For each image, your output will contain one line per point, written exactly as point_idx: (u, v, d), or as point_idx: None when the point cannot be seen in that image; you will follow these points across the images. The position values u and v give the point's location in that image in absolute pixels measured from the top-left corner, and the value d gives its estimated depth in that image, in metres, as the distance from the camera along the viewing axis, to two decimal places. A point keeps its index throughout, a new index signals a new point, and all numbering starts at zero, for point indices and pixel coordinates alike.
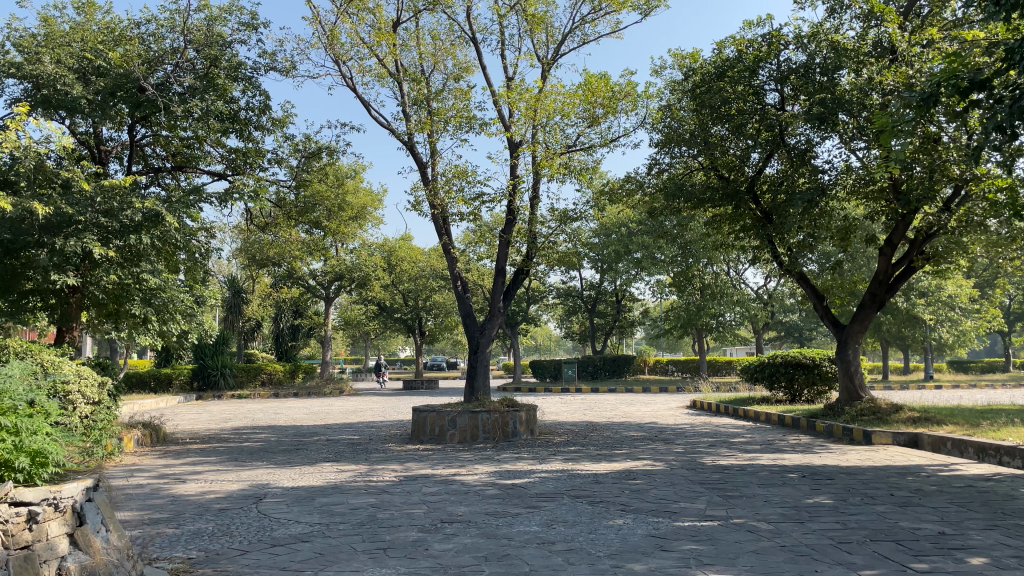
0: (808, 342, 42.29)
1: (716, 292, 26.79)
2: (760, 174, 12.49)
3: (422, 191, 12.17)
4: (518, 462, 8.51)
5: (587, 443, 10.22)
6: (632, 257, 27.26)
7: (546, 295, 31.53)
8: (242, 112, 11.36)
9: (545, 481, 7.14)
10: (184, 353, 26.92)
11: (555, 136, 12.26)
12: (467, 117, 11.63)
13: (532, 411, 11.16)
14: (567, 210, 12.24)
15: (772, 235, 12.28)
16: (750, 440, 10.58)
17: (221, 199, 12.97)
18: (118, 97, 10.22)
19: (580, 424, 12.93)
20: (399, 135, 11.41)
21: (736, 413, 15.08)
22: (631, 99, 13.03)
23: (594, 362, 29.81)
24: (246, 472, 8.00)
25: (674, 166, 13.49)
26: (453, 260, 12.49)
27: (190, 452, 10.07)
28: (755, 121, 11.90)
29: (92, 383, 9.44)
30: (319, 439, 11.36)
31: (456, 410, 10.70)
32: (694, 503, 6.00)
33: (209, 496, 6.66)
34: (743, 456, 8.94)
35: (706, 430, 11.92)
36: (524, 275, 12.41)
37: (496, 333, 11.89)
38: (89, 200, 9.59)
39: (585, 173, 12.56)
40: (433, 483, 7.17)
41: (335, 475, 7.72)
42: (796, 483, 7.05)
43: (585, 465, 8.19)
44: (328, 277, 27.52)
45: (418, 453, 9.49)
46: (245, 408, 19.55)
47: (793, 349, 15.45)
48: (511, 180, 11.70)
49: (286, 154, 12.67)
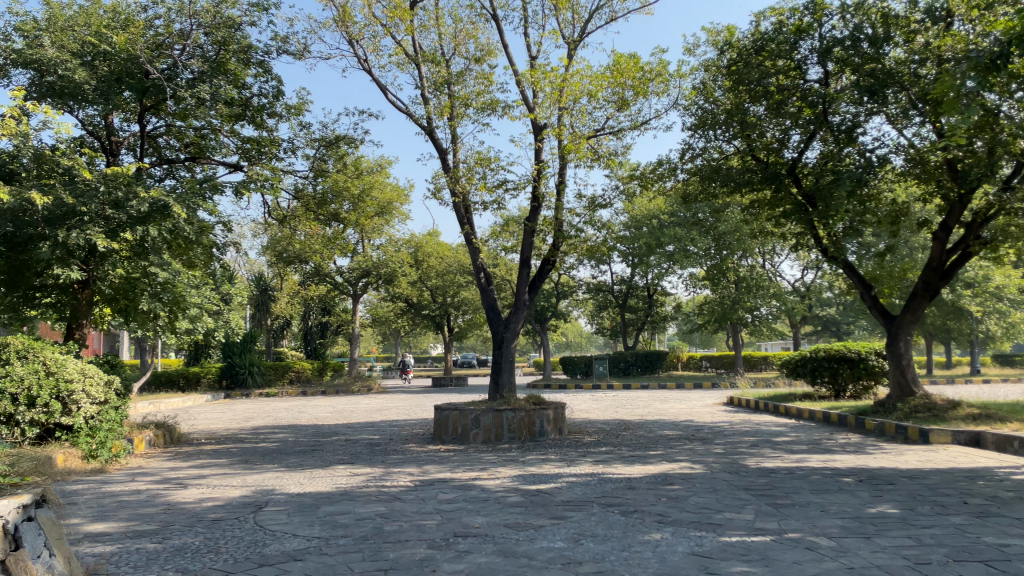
0: (847, 337, 41.10)
1: (752, 285, 25.83)
2: (801, 156, 11.75)
3: (442, 179, 11.58)
4: (545, 465, 7.90)
5: (619, 443, 9.57)
6: (664, 249, 26.41)
7: (577, 290, 30.85)
8: (254, 99, 10.95)
9: (573, 487, 6.52)
10: (212, 351, 26.73)
11: (583, 119, 11.61)
12: (489, 100, 11.04)
13: (561, 409, 10.52)
14: (596, 197, 11.57)
15: (815, 220, 11.51)
16: (795, 440, 9.86)
17: (237, 192, 12.51)
18: (122, 86, 9.82)
19: (612, 423, 12.26)
20: (417, 120, 10.82)
21: (777, 410, 14.30)
22: (663, 80, 12.32)
23: (626, 358, 29.06)
24: (253, 477, 7.48)
25: (709, 149, 12.77)
26: (476, 250, 11.87)
27: (202, 454, 9.59)
28: (796, 99, 11.24)
29: (97, 382, 8.93)
30: (338, 440, 10.85)
31: (479, 409, 10.10)
32: (740, 514, 5.33)
33: (208, 503, 6.13)
34: (790, 458, 8.23)
35: (746, 429, 11.19)
36: (550, 266, 11.78)
37: (521, 327, 11.29)
38: (94, 190, 9.15)
39: (614, 158, 11.90)
40: (451, 488, 6.59)
41: (346, 480, 7.16)
42: (853, 490, 6.35)
43: (616, 468, 7.55)
44: (354, 274, 27.09)
45: (439, 455, 8.92)
46: (270, 407, 19.18)
47: (837, 342, 14.65)
48: (536, 165, 11.05)
49: (302, 143, 12.17)
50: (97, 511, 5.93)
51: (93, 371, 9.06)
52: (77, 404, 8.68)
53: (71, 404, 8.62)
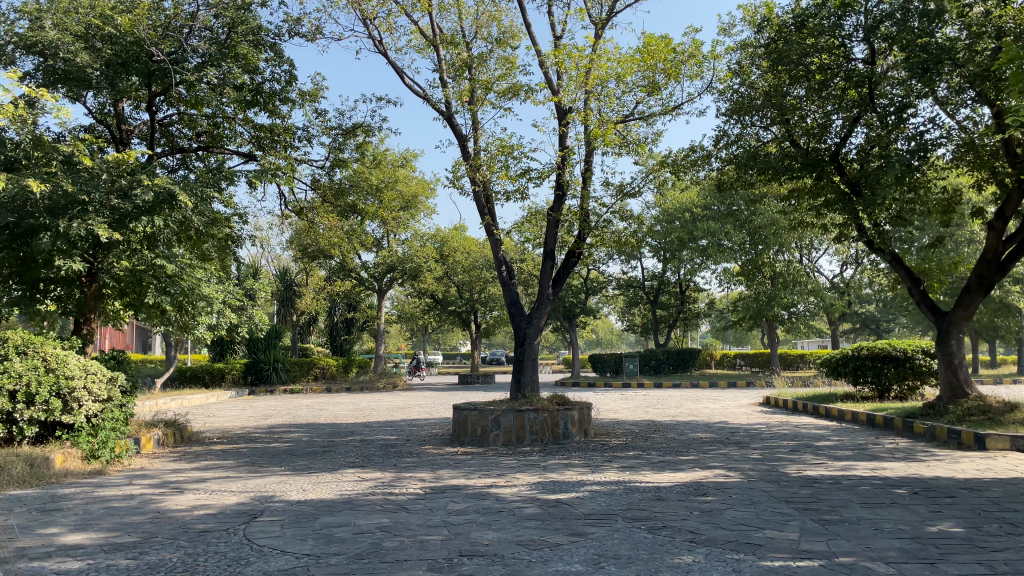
0: (886, 335, 39.94)
1: (789, 281, 24.96)
2: (844, 142, 11.03)
3: (462, 167, 11.04)
4: (567, 470, 7.32)
5: (648, 447, 8.96)
6: (696, 244, 25.66)
7: (606, 286, 30.17)
8: (266, 84, 10.53)
9: (596, 497, 5.95)
10: (238, 346, 26.48)
11: (610, 104, 11.01)
12: (511, 84, 10.49)
13: (586, 409, 9.94)
14: (625, 185, 10.96)
15: (859, 209, 10.79)
16: (838, 445, 9.17)
17: (252, 183, 12.11)
18: (129, 70, 9.47)
19: (641, 424, 11.65)
20: (435, 104, 10.28)
21: (817, 411, 13.56)
22: (696, 62, 11.67)
23: (657, 356, 28.32)
24: (255, 481, 7.01)
25: (745, 135, 12.09)
26: (497, 242, 11.32)
27: (209, 454, 9.18)
28: (840, 79, 10.55)
29: (99, 379, 8.53)
30: (353, 440, 10.39)
31: (500, 409, 9.56)
32: (783, 532, 4.73)
33: (199, 511, 5.66)
34: (834, 465, 7.56)
35: (784, 431, 10.52)
36: (576, 258, 11.20)
37: (545, 322, 10.74)
38: (96, 179, 8.79)
39: (642, 145, 11.28)
40: (463, 497, 6.05)
41: (352, 486, 6.66)
42: (908, 504, 5.69)
43: (644, 475, 6.96)
44: (380, 269, 26.71)
45: (456, 458, 8.38)
46: (291, 405, 18.81)
47: (880, 340, 13.87)
48: (560, 151, 10.48)
49: (318, 132, 11.72)
50: (79, 519, 5.47)
51: (96, 367, 8.67)
52: (79, 402, 8.26)
53: (71, 402, 8.20)
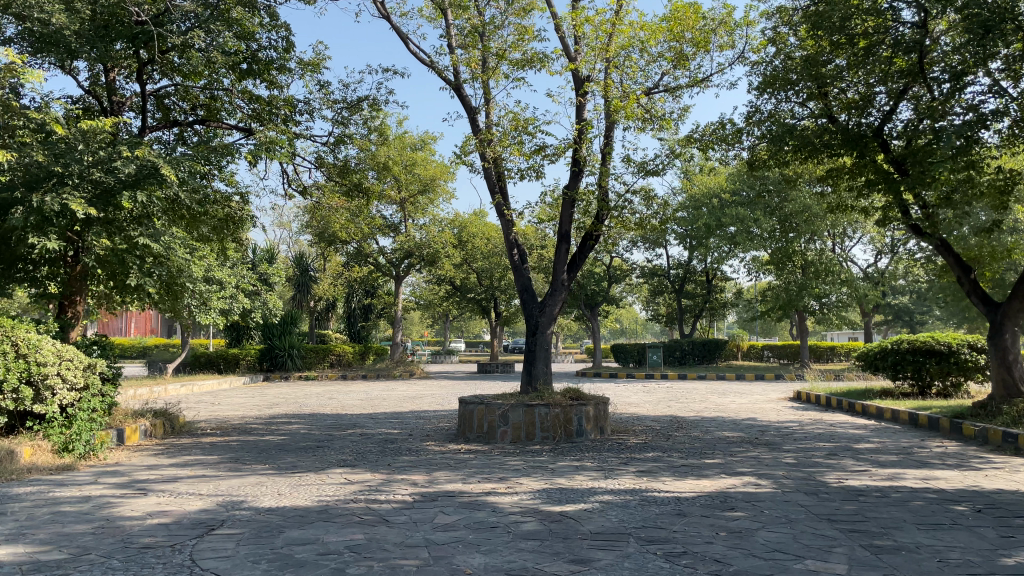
0: (918, 328, 38.69)
1: (820, 271, 23.91)
2: (888, 116, 10.09)
3: (472, 142, 10.23)
4: (577, 475, 6.56)
5: (669, 447, 8.15)
6: (724, 231, 24.63)
7: (630, 274, 29.29)
8: (263, 53, 9.84)
9: (607, 511, 5.18)
10: (254, 332, 26.00)
11: (633, 75, 10.16)
12: (525, 54, 9.67)
13: (603, 405, 9.15)
14: (648, 163, 10.10)
15: (904, 190, 9.85)
16: (880, 448, 8.30)
17: (252, 158, 11.42)
18: (110, 35, 8.87)
19: (663, 420, 10.83)
20: (442, 73, 9.46)
21: (854, 409, 12.64)
22: (727, 30, 10.77)
23: (682, 347, 27.41)
24: (230, 481, 6.35)
25: (778, 112, 11.21)
26: (509, 224, 10.53)
27: (194, 448, 8.53)
28: (886, 47, 9.59)
29: (75, 365, 7.90)
30: (352, 434, 9.69)
31: (508, 404, 8.82)
32: (829, 564, 3.93)
33: (152, 521, 4.98)
34: (880, 473, 6.71)
35: (820, 432, 9.65)
36: (592, 241, 10.38)
37: (558, 310, 9.98)
38: (74, 149, 8.14)
39: (667, 119, 10.40)
40: (455, 507, 5.31)
41: (334, 491, 5.96)
42: (974, 526, 4.85)
43: (663, 483, 6.18)
44: (398, 255, 25.97)
45: (457, 458, 7.65)
46: (301, 392, 18.21)
47: (923, 334, 12.91)
48: (577, 125, 9.67)
49: (320, 106, 10.98)
50: (15, 527, 4.83)
51: (72, 352, 8.04)
52: (52, 390, 7.63)
53: (44, 391, 7.57)
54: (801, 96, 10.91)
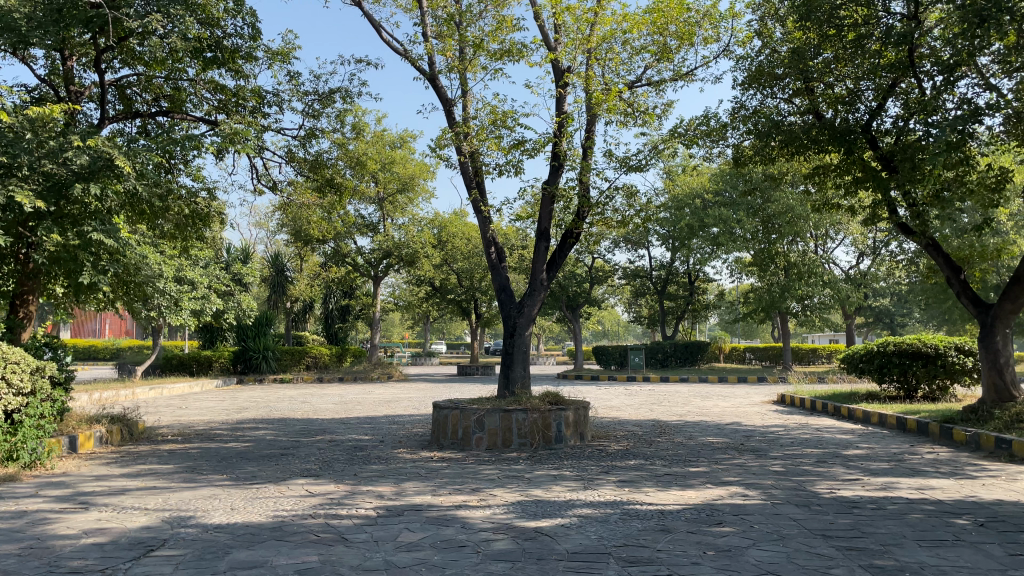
0: (899, 330, 38.70)
1: (803, 272, 23.69)
2: (876, 112, 9.80)
3: (447, 136, 9.82)
4: (555, 486, 6.17)
5: (652, 455, 7.78)
6: (706, 232, 24.35)
7: (612, 276, 28.99)
8: (228, 40, 9.40)
9: (584, 526, 4.79)
10: (227, 334, 25.38)
11: (616, 68, 9.81)
12: (504, 44, 9.28)
13: (583, 410, 8.78)
14: (631, 158, 9.74)
15: (893, 188, 9.56)
16: (871, 455, 7.98)
17: (218, 151, 10.94)
18: (64, 21, 8.31)
19: (645, 425, 10.46)
20: (416, 62, 9.05)
21: (839, 413, 12.36)
22: (712, 23, 10.45)
23: (664, 349, 27.12)
24: (182, 495, 5.90)
25: (764, 107, 10.91)
26: (487, 221, 10.14)
27: (151, 457, 8.06)
28: (875, 40, 9.31)
29: (21, 368, 7.36)
30: (321, 440, 9.25)
31: (484, 409, 8.42)
32: None
33: (87, 540, 4.53)
34: (872, 483, 6.38)
35: (807, 437, 9.32)
36: (572, 240, 10.01)
37: (537, 310, 9.61)
38: (19, 137, 7.65)
39: (650, 114, 10.05)
40: (421, 523, 4.89)
41: (292, 505, 5.53)
42: (978, 543, 4.50)
43: (646, 494, 5.80)
44: (376, 256, 25.47)
45: (428, 467, 7.23)
46: (273, 396, 17.69)
47: (910, 336, 12.65)
48: (557, 118, 9.30)
49: (290, 97, 10.53)
50: None
51: (18, 354, 7.50)
52: None
53: None
54: (787, 91, 10.62)
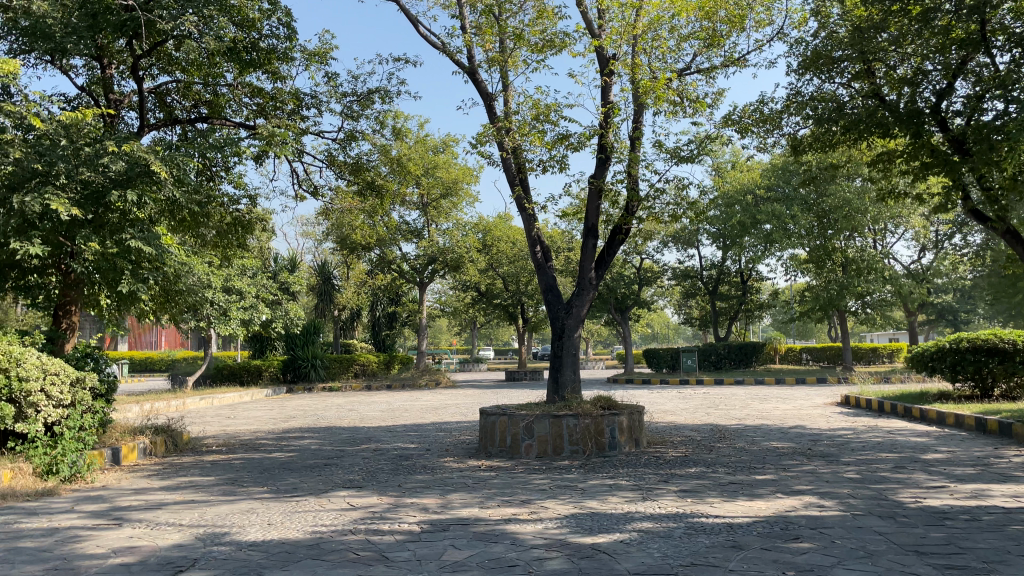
0: (963, 327, 37.16)
1: (863, 268, 22.81)
2: (946, 91, 9.14)
3: (488, 132, 9.47)
4: (611, 496, 5.75)
5: (714, 461, 7.30)
6: (759, 229, 23.59)
7: (661, 277, 28.36)
8: (264, 42, 9.23)
9: (646, 543, 4.36)
10: (277, 343, 25.46)
11: (663, 55, 9.36)
12: (545, 35, 8.91)
13: (637, 414, 8.32)
14: (681, 149, 9.26)
15: (967, 171, 8.90)
16: (953, 459, 7.37)
17: (257, 156, 10.77)
18: (99, 26, 8.20)
19: (703, 430, 9.95)
20: (454, 56, 8.73)
21: (911, 414, 11.65)
22: (765, 5, 9.94)
23: (718, 351, 26.35)
24: (219, 509, 5.63)
25: (822, 93, 10.33)
26: (532, 219, 9.76)
27: (193, 468, 7.85)
28: (944, 13, 8.69)
29: (62, 380, 7.22)
30: (366, 449, 8.96)
31: (534, 414, 8.04)
32: None
33: (114, 560, 4.27)
34: (961, 490, 5.81)
35: (880, 441, 8.72)
36: (622, 236, 9.57)
37: (586, 311, 9.19)
38: (56, 145, 7.55)
39: (700, 102, 9.57)
40: (467, 540, 4.52)
41: (332, 519, 5.21)
42: None
43: (711, 505, 5.34)
44: (422, 262, 25.29)
45: (476, 477, 6.86)
46: (321, 404, 17.55)
47: (985, 330, 11.86)
48: (603, 108, 8.89)
49: (328, 99, 10.31)
50: None
51: (62, 365, 7.37)
52: (36, 408, 6.96)
53: (27, 408, 6.91)
54: (846, 74, 10.05)
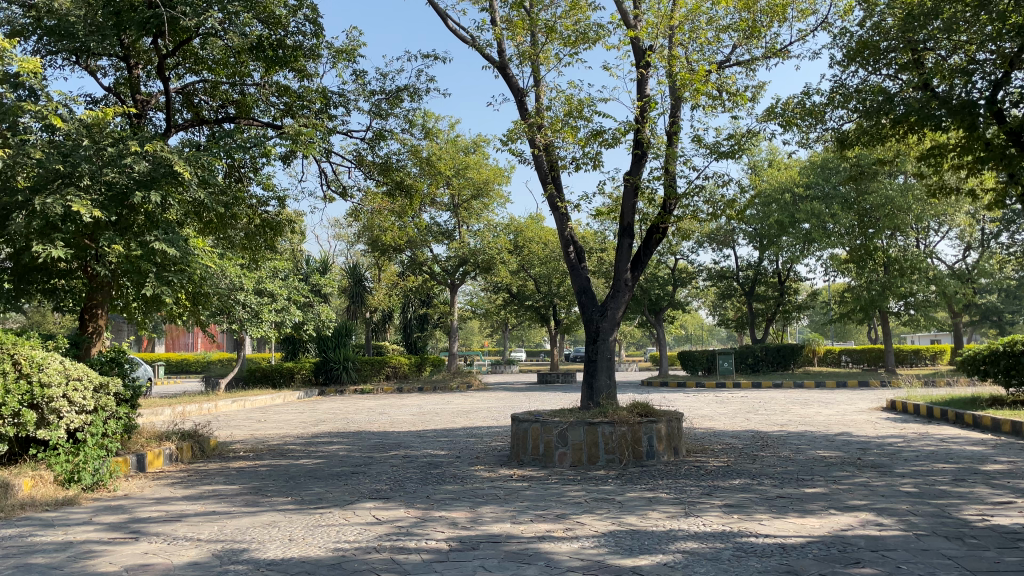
0: (1010, 329, 35.96)
1: (906, 268, 22.10)
2: (1003, 80, 8.64)
3: (519, 129, 9.16)
4: (651, 511, 5.41)
5: (759, 472, 6.92)
6: (797, 228, 22.97)
7: (696, 278, 27.81)
8: (291, 38, 9.04)
9: (691, 566, 4.01)
10: (308, 345, 25.39)
11: (701, 47, 9.00)
12: (578, 27, 8.60)
13: (676, 422, 7.96)
14: (721, 144, 8.88)
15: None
16: (1016, 471, 6.91)
17: (284, 156, 10.58)
18: (123, 24, 8.06)
19: (744, 437, 9.53)
20: (484, 50, 8.45)
21: (963, 421, 11.10)
22: None
23: (756, 353, 25.72)
24: (239, 522, 5.39)
25: (868, 84, 9.87)
26: (565, 218, 9.44)
27: (218, 476, 7.65)
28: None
29: (85, 386, 7.04)
30: (395, 457, 8.70)
31: (568, 421, 7.73)
32: None
33: None
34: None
35: (934, 450, 8.25)
36: (659, 234, 9.21)
37: (622, 312, 8.84)
38: (79, 146, 7.40)
39: (741, 95, 9.17)
40: (498, 561, 4.22)
41: (356, 535, 4.93)
42: None
43: (760, 522, 4.97)
44: (453, 263, 25.07)
45: (508, 488, 6.56)
46: (352, 408, 17.32)
47: None
48: (639, 102, 8.55)
49: (356, 97, 10.09)
50: None
51: (85, 371, 7.18)
52: (58, 414, 6.77)
53: (49, 414, 6.72)
54: (893, 65, 9.59)
